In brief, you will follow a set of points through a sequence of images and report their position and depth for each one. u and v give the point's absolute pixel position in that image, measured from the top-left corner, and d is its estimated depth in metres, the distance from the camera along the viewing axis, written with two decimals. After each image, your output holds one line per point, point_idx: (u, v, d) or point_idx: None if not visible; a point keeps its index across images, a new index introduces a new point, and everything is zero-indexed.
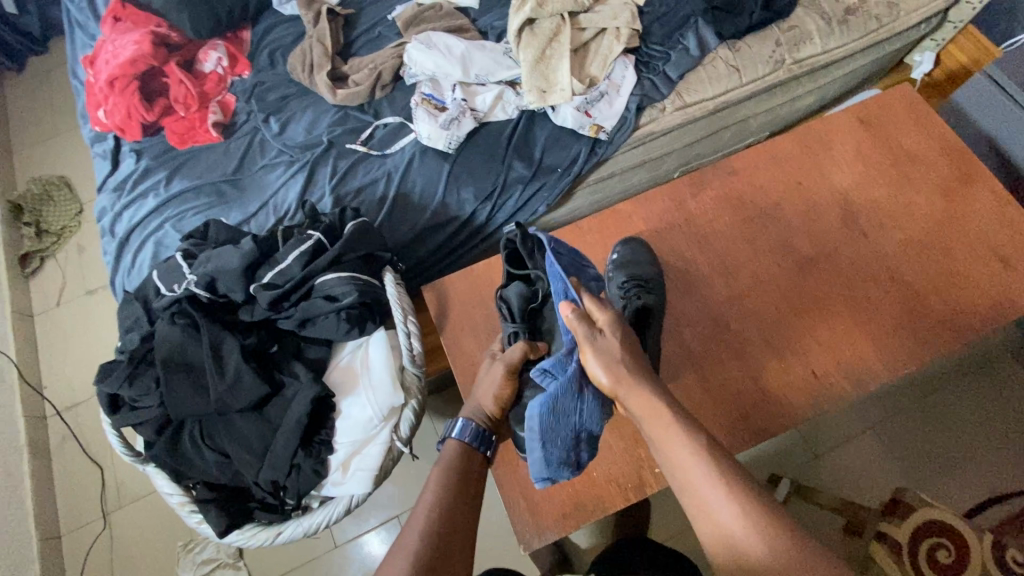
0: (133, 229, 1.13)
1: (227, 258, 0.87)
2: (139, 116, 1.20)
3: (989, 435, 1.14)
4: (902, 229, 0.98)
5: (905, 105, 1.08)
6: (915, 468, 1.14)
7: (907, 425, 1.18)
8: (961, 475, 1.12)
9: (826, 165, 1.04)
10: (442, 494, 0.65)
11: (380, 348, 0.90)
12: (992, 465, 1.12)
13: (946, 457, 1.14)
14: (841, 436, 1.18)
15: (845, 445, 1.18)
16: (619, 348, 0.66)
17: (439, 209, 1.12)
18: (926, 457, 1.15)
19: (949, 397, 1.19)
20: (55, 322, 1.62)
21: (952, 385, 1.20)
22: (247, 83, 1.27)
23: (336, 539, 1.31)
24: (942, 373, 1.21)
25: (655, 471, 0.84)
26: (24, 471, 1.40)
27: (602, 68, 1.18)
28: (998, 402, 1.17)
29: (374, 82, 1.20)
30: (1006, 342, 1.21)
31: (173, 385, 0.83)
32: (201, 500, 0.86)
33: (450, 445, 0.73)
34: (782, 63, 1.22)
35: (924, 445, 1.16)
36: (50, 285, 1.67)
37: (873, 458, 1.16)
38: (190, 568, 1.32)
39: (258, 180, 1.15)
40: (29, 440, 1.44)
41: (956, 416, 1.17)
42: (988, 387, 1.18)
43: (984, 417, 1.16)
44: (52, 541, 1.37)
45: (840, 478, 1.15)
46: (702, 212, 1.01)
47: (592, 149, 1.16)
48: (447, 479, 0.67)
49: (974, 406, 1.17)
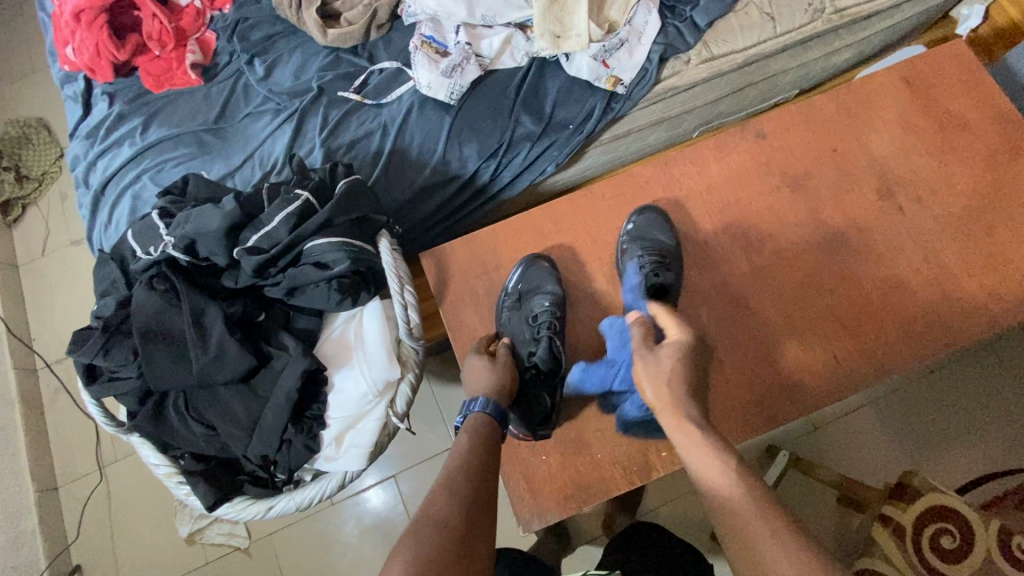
0: (108, 180, 1.05)
1: (207, 218, 0.80)
2: (109, 55, 1.07)
3: (993, 414, 1.13)
4: (942, 203, 0.90)
5: (957, 62, 0.97)
6: (917, 444, 1.14)
7: (916, 402, 1.16)
8: (959, 455, 1.12)
9: (865, 130, 0.94)
10: (473, 446, 0.63)
11: (375, 320, 0.84)
12: (999, 443, 1.11)
13: (948, 436, 1.13)
14: (844, 411, 1.18)
15: (850, 418, 1.18)
16: (670, 367, 0.64)
17: (440, 166, 1.04)
18: (932, 433, 1.14)
19: (964, 375, 1.16)
20: (42, 272, 1.56)
21: (969, 364, 1.17)
22: (229, 19, 1.14)
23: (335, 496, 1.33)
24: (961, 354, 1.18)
25: (661, 455, 0.80)
26: (17, 422, 1.37)
27: (623, 12, 1.05)
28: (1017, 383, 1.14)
29: (368, 23, 1.08)
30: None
31: (150, 356, 0.76)
32: (189, 472, 0.82)
33: (475, 418, 0.67)
34: (821, 12, 1.11)
35: (927, 424, 1.15)
36: (33, 233, 1.60)
37: (875, 434, 1.16)
38: (187, 521, 1.32)
39: (242, 130, 1.06)
40: (21, 392, 1.41)
41: (969, 395, 1.15)
42: (1000, 367, 1.16)
43: (998, 397, 1.14)
44: (49, 493, 1.36)
45: (839, 453, 1.16)
46: (725, 179, 0.93)
47: (608, 104, 1.06)
48: (479, 433, 0.64)
49: (990, 386, 1.15)
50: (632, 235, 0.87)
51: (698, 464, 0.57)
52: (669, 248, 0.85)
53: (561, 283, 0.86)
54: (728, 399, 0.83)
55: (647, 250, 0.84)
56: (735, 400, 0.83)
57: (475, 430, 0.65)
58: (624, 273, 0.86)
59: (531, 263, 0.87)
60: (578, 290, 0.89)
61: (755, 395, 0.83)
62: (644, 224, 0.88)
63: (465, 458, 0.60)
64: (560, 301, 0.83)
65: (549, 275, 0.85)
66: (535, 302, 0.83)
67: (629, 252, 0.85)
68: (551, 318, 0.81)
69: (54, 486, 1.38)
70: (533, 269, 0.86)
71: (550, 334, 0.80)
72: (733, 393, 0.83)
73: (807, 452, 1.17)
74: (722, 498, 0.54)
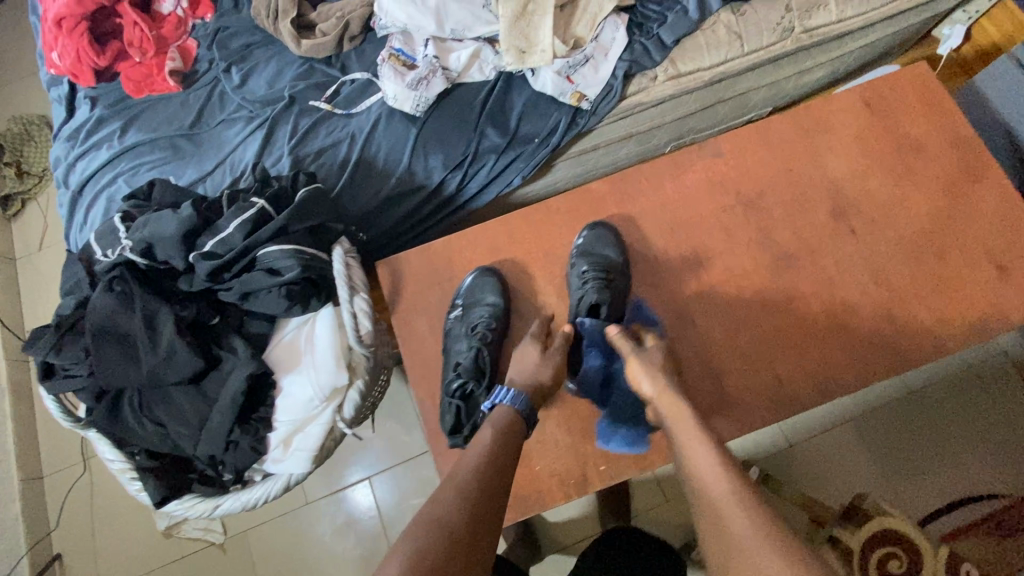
0: (86, 182, 1.08)
1: (164, 223, 0.82)
2: (89, 60, 1.11)
3: (969, 438, 1.11)
4: (894, 227, 0.91)
5: (919, 86, 0.98)
6: (891, 468, 1.11)
7: (891, 422, 1.14)
8: (930, 479, 1.10)
9: (822, 151, 0.95)
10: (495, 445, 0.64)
11: (326, 326, 0.87)
12: (974, 468, 1.09)
13: (922, 459, 1.11)
14: (820, 430, 1.15)
15: (824, 435, 1.15)
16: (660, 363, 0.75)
17: (405, 175, 1.06)
18: (906, 455, 1.12)
19: (940, 398, 1.14)
20: (38, 267, 1.60)
21: (947, 388, 1.15)
22: (210, 27, 1.18)
23: (308, 496, 1.35)
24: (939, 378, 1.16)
25: (600, 468, 0.82)
26: (6, 412, 1.41)
27: (590, 28, 1.07)
28: (993, 408, 1.13)
29: (341, 34, 1.11)
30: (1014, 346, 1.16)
31: (101, 354, 0.79)
32: (142, 468, 0.85)
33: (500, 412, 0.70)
34: (790, 31, 1.11)
35: (900, 446, 1.12)
36: (31, 229, 1.64)
37: (849, 454, 1.13)
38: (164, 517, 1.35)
39: (216, 136, 1.09)
40: (12, 383, 1.45)
41: (946, 419, 1.13)
42: (978, 392, 1.14)
43: (973, 422, 1.12)
44: (36, 482, 1.39)
45: (810, 471, 1.13)
46: (679, 197, 0.94)
47: (573, 119, 1.08)
48: (499, 434, 0.66)
49: (966, 411, 1.13)
50: (580, 250, 0.88)
51: (695, 456, 0.63)
52: (615, 263, 0.87)
53: (505, 293, 0.87)
54: None
55: (592, 265, 0.85)
56: None
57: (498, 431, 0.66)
58: (569, 288, 0.88)
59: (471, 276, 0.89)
60: (527, 302, 0.90)
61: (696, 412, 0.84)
62: (593, 239, 0.89)
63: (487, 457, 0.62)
64: (499, 313, 0.84)
65: (492, 286, 0.87)
66: (477, 312, 0.84)
67: (574, 268, 0.87)
68: (487, 327, 0.82)
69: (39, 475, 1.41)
70: (479, 281, 0.88)
71: (479, 343, 0.81)
72: None
73: (776, 468, 1.14)
74: (706, 490, 0.60)
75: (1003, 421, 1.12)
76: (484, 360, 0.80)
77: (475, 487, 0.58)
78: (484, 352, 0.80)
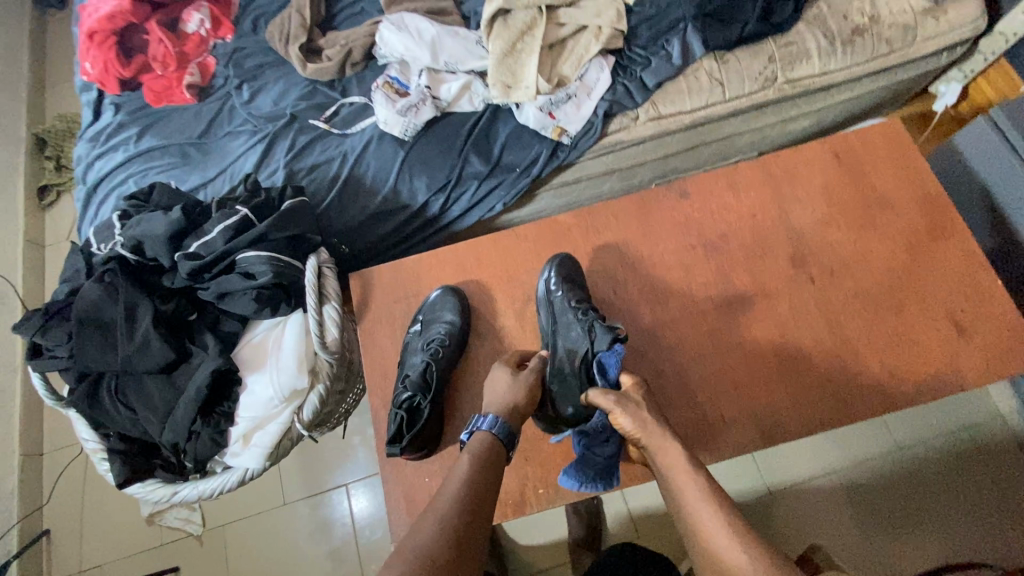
0: (101, 180, 1.17)
1: (155, 224, 0.90)
2: (115, 71, 1.23)
3: (950, 506, 1.12)
4: (854, 278, 0.92)
5: (890, 141, 1.00)
6: (872, 523, 1.13)
7: (874, 481, 1.16)
8: (909, 542, 1.11)
9: (787, 199, 0.97)
10: (475, 468, 0.66)
11: (294, 330, 0.92)
12: (958, 531, 1.11)
13: (901, 521, 1.13)
14: (804, 481, 1.18)
15: (806, 487, 1.18)
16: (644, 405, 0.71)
17: (390, 195, 1.11)
18: (886, 515, 1.14)
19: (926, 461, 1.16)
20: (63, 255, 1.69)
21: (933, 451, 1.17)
22: (228, 47, 1.28)
23: (286, 497, 1.39)
24: (926, 437, 1.18)
25: (538, 491, 0.84)
26: (17, 389, 1.48)
27: (575, 68, 1.13)
28: (981, 471, 1.14)
29: (343, 60, 1.19)
30: (1003, 413, 1.18)
31: (83, 339, 0.86)
32: (111, 450, 0.90)
33: (477, 437, 0.70)
34: (772, 82, 1.13)
35: (881, 505, 1.14)
36: (63, 219, 1.74)
37: (832, 509, 1.15)
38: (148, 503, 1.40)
39: (222, 146, 1.17)
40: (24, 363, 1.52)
41: (931, 478, 1.15)
42: (965, 461, 1.15)
43: (958, 484, 1.14)
44: (34, 458, 1.46)
45: (789, 520, 1.15)
46: (643, 233, 0.97)
47: (553, 152, 1.12)
48: (480, 455, 0.68)
49: (951, 471, 1.15)
50: (560, 279, 0.89)
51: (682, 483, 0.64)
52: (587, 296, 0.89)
53: (464, 312, 0.91)
54: None
55: (578, 297, 0.87)
56: None
57: (479, 452, 0.68)
58: (552, 316, 0.87)
59: (432, 296, 0.94)
60: (486, 323, 0.94)
61: None
62: (567, 270, 0.91)
63: (469, 481, 0.64)
64: (455, 331, 0.88)
65: (453, 305, 0.91)
66: (433, 329, 0.89)
67: (558, 296, 0.87)
68: (440, 344, 0.86)
69: (39, 452, 1.48)
70: (440, 299, 0.92)
71: (429, 357, 0.85)
72: None
73: (755, 514, 1.17)
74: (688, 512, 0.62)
75: (989, 493, 1.12)
76: (430, 374, 0.84)
77: (457, 513, 0.60)
78: (432, 366, 0.85)
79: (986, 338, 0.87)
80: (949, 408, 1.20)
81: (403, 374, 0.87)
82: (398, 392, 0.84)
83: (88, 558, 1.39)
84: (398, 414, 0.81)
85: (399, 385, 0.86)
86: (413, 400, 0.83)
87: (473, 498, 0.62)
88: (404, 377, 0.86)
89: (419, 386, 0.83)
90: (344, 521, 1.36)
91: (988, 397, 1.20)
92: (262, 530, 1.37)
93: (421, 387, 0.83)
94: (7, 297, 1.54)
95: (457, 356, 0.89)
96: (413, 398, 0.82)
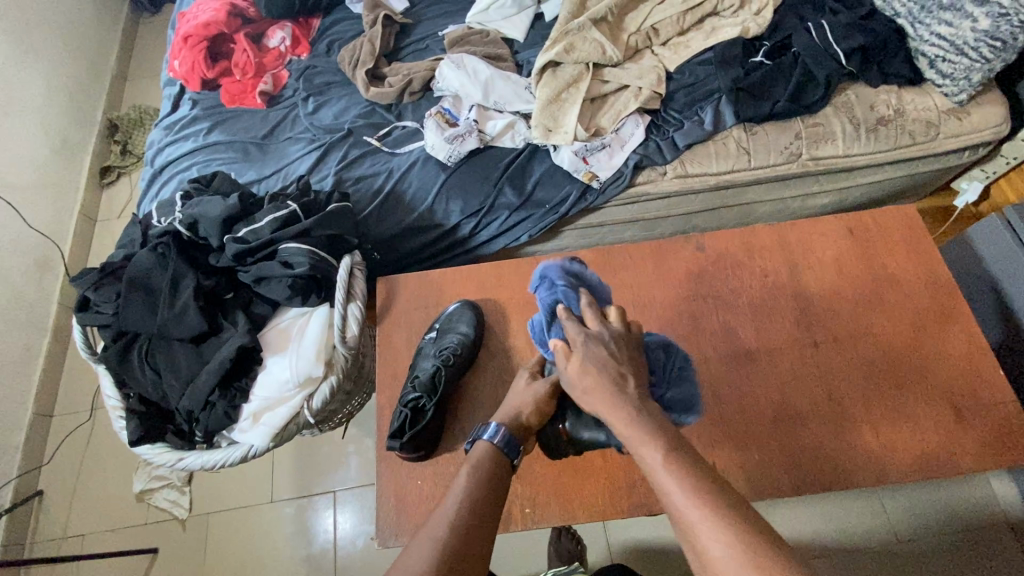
0: (168, 164, 1.29)
1: (213, 207, 0.99)
2: (201, 71, 1.37)
3: None
4: (857, 348, 0.95)
5: (902, 224, 1.04)
6: None
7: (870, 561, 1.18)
8: None
9: (799, 265, 1.02)
10: (474, 490, 0.67)
11: (318, 322, 0.98)
12: None
13: None
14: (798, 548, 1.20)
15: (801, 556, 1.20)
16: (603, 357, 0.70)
17: (426, 213, 1.19)
18: None
19: (923, 547, 1.18)
20: (112, 231, 1.80)
21: (930, 538, 1.19)
22: (302, 64, 1.41)
23: (274, 494, 1.41)
24: (919, 521, 1.20)
25: (523, 510, 0.86)
26: (43, 348, 1.55)
27: (613, 121, 1.22)
28: (973, 562, 1.15)
29: (403, 88, 1.30)
30: (1005, 509, 1.19)
31: (129, 300, 0.94)
32: (130, 410, 0.95)
33: (478, 446, 0.74)
34: (797, 157, 1.20)
35: None
36: (118, 198, 1.86)
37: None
38: (143, 477, 1.42)
39: (281, 149, 1.28)
40: (55, 325, 1.59)
41: (921, 562, 1.17)
42: (963, 551, 1.16)
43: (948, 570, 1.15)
44: (45, 418, 1.50)
45: None
46: (658, 278, 1.02)
47: (583, 193, 1.19)
48: (480, 470, 0.70)
49: (943, 557, 1.17)
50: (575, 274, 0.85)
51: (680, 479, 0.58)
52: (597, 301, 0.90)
53: (479, 327, 0.96)
54: (599, 476, 0.87)
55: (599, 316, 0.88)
56: (605, 477, 0.87)
57: (474, 476, 0.69)
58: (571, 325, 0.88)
59: (451, 306, 1.01)
60: (497, 341, 0.98)
61: (625, 481, 0.86)
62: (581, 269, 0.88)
63: (468, 501, 0.65)
64: (467, 343, 0.93)
65: (469, 318, 0.96)
66: (448, 337, 0.94)
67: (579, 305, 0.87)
68: (453, 352, 0.91)
69: (50, 413, 1.52)
70: (459, 312, 0.97)
71: (440, 362, 0.90)
72: (607, 471, 0.87)
73: None
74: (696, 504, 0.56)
75: None
76: (438, 379, 0.89)
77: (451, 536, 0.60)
78: (441, 372, 0.90)
79: (984, 427, 0.88)
80: (944, 493, 1.22)
81: (413, 375, 0.92)
82: (407, 391, 0.90)
83: (75, 524, 1.41)
84: (405, 411, 0.87)
85: (407, 385, 0.91)
86: (418, 400, 0.88)
87: (468, 524, 0.62)
88: (413, 378, 0.91)
89: (428, 388, 0.88)
90: (325, 528, 1.36)
91: (986, 487, 1.21)
92: (244, 524, 1.38)
93: (428, 390, 0.88)
94: (52, 262, 1.64)
95: (465, 367, 0.93)
96: (419, 399, 0.88)
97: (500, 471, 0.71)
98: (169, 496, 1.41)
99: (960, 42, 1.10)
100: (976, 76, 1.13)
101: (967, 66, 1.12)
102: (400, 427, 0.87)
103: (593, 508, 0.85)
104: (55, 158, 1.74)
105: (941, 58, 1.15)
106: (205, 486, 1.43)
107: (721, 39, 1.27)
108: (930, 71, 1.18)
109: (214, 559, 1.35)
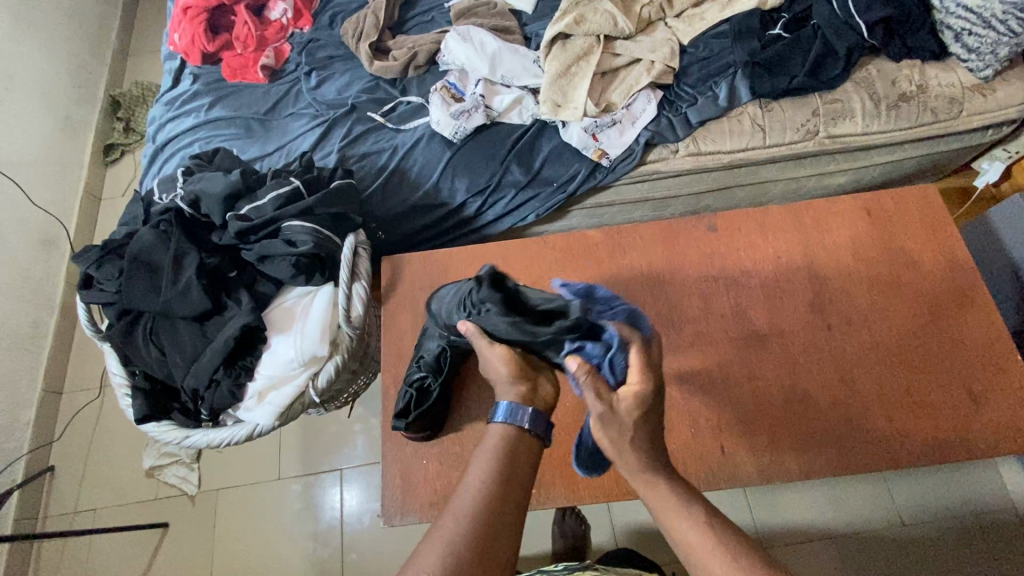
0: (169, 141, 1.27)
1: (214, 183, 0.97)
2: (201, 44, 1.33)
3: None
4: (871, 331, 0.93)
5: (921, 203, 1.01)
6: None
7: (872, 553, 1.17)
8: None
9: (813, 246, 0.99)
10: (495, 483, 0.60)
11: (322, 301, 0.97)
12: None
13: None
14: (798, 537, 1.19)
15: (803, 548, 1.19)
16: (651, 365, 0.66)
17: (431, 191, 1.17)
18: None
19: (931, 537, 1.17)
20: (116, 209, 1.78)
21: (937, 528, 1.18)
22: (305, 36, 1.37)
23: (281, 472, 1.42)
24: (927, 510, 1.20)
25: (529, 491, 0.85)
26: (50, 326, 1.55)
27: (623, 97, 1.18)
28: (979, 550, 1.15)
29: (407, 62, 1.27)
30: (1016, 502, 1.18)
31: (131, 279, 0.93)
32: (135, 387, 0.95)
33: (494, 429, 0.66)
34: (814, 134, 1.16)
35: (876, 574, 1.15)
36: (122, 176, 1.83)
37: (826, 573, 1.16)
38: (152, 454, 1.43)
39: (283, 125, 1.25)
40: (63, 302, 1.59)
41: (928, 548, 1.17)
42: (970, 543, 1.16)
43: (953, 559, 1.15)
44: (54, 395, 1.51)
45: None
46: (668, 260, 1.00)
47: (592, 172, 1.16)
48: (501, 444, 0.64)
49: (947, 545, 1.16)
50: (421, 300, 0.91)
51: None
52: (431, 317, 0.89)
53: None
54: None
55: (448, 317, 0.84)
56: None
57: (496, 465, 0.62)
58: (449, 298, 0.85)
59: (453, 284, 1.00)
60: None
61: None
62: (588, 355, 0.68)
63: (493, 469, 0.61)
64: None
65: None
66: None
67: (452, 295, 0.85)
68: None
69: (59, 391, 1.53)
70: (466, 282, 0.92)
71: (446, 343, 0.87)
72: None
73: None
74: None
75: None
76: (442, 359, 0.87)
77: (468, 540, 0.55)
78: (444, 351, 0.87)
79: (999, 410, 0.86)
80: (953, 481, 1.22)
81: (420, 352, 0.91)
82: (411, 372, 0.88)
83: (86, 500, 1.42)
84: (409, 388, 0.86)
85: (413, 365, 0.90)
86: (422, 382, 0.87)
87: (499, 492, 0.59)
88: (417, 359, 0.90)
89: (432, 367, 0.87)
90: (332, 504, 1.38)
91: (996, 475, 1.21)
92: (251, 501, 1.39)
93: (433, 371, 0.86)
94: (57, 240, 1.63)
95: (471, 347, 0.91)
96: (424, 379, 0.87)
97: (524, 467, 0.64)
98: (179, 472, 1.42)
99: (988, 15, 1.05)
100: (1004, 50, 1.08)
101: (995, 40, 1.07)
102: (407, 404, 0.86)
103: (600, 491, 0.85)
104: (58, 135, 1.72)
105: (968, 31, 1.10)
106: (214, 463, 1.44)
107: (738, 11, 1.23)
108: (955, 46, 1.13)
109: (223, 535, 1.37)
